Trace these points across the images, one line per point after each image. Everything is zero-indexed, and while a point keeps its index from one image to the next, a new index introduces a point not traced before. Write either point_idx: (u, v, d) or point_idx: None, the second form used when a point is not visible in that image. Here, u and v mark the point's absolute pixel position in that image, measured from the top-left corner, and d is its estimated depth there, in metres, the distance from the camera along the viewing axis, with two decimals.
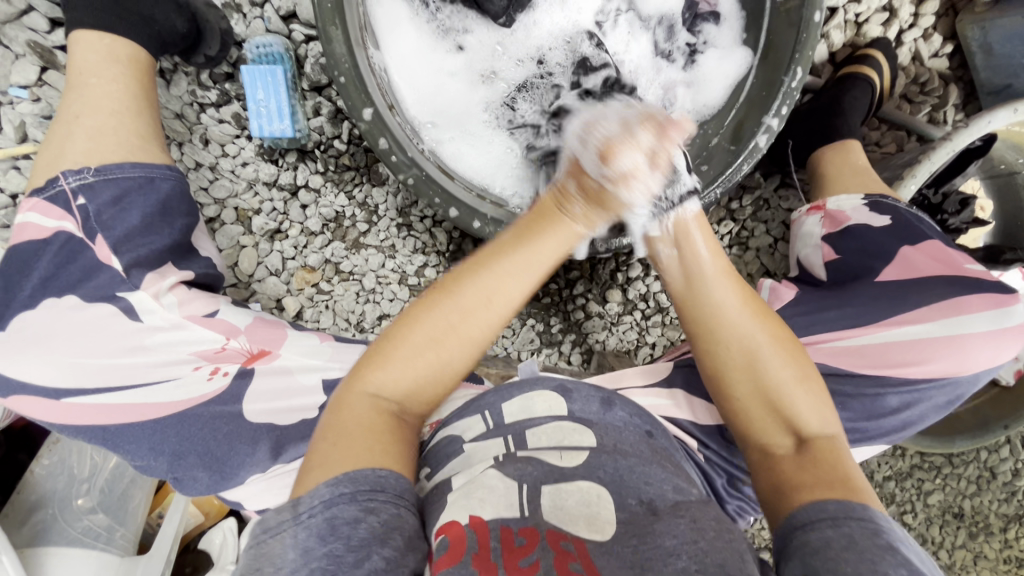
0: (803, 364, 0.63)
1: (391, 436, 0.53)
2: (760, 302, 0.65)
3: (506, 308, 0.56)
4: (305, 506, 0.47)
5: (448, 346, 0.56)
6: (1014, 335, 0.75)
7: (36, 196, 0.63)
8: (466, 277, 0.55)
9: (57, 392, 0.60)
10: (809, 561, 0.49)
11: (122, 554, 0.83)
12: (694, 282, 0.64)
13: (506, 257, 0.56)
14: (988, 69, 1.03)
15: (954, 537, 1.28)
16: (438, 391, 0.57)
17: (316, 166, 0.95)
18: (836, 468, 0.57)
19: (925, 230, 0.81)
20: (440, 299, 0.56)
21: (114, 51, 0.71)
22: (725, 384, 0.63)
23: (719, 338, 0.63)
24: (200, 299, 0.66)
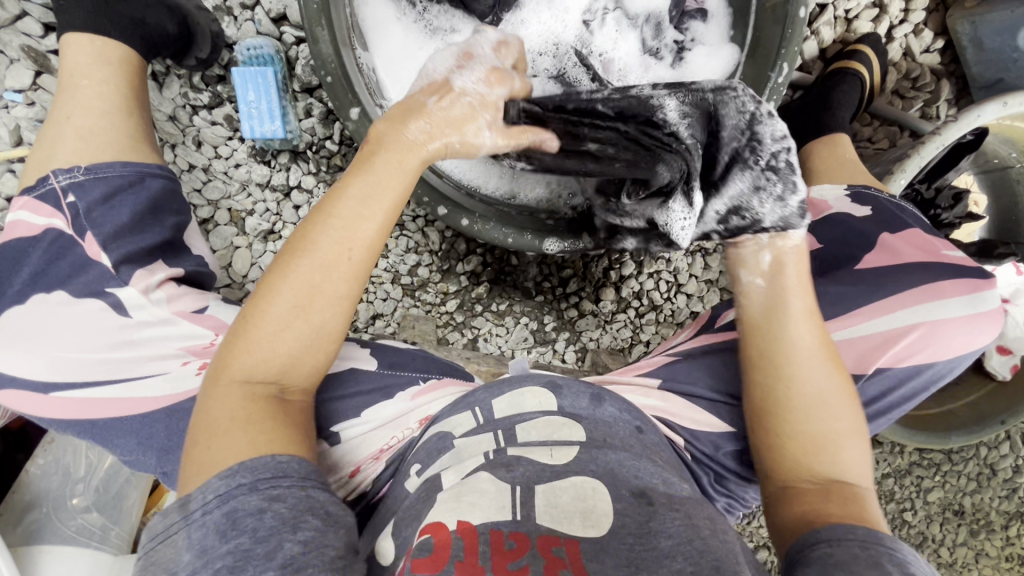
0: (860, 420, 0.61)
1: (272, 419, 0.50)
2: (836, 353, 0.62)
3: (366, 250, 0.53)
4: (195, 510, 0.45)
5: (308, 307, 0.51)
6: (988, 319, 0.75)
7: (27, 195, 0.64)
8: (316, 230, 0.52)
9: (46, 387, 0.61)
10: (830, 570, 0.49)
11: (116, 553, 0.83)
12: (776, 312, 0.62)
13: (347, 196, 0.53)
14: (979, 64, 1.03)
15: (955, 534, 1.27)
16: (313, 361, 0.53)
17: (308, 166, 0.96)
18: (863, 510, 0.56)
19: (906, 219, 0.82)
20: (296, 257, 0.51)
21: (106, 53, 0.72)
22: (784, 417, 0.60)
23: (789, 372, 0.60)
24: (189, 296, 0.66)
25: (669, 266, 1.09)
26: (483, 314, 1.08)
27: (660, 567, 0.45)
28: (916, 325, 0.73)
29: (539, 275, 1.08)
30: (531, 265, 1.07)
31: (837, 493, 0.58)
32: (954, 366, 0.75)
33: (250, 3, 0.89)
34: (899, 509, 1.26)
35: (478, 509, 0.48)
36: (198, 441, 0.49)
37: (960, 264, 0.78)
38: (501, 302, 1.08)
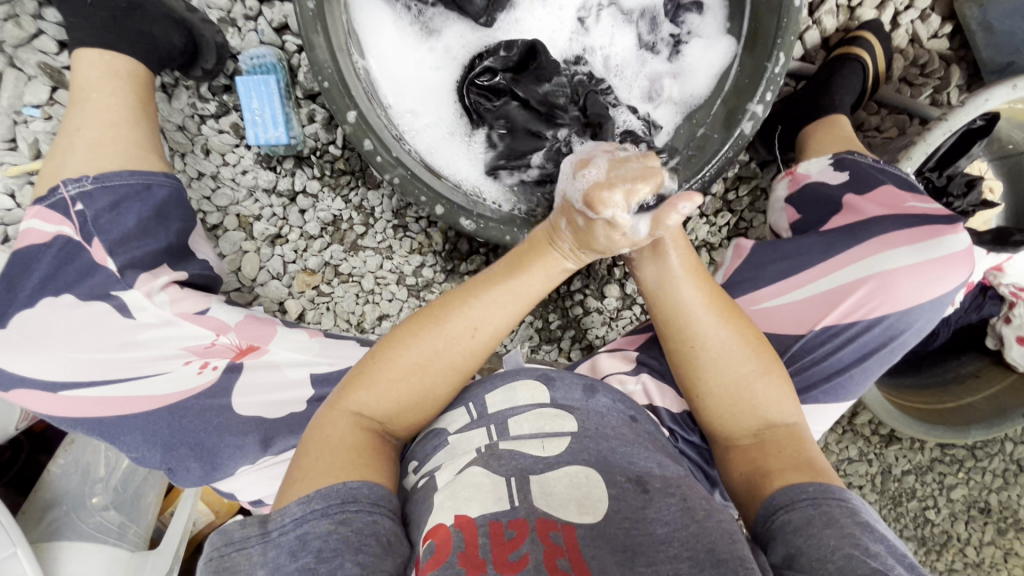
0: (769, 358, 0.63)
1: (375, 452, 0.54)
2: (726, 299, 0.64)
3: (492, 337, 0.60)
4: (275, 525, 0.48)
5: (433, 372, 0.59)
6: (951, 262, 0.75)
7: (39, 204, 0.67)
8: (454, 306, 0.60)
9: (55, 385, 0.64)
10: (794, 539, 0.49)
11: (134, 549, 0.86)
12: (667, 281, 0.63)
13: (495, 290, 0.60)
14: (989, 47, 1.00)
15: (981, 533, 1.23)
16: (422, 411, 0.59)
17: (312, 171, 0.98)
18: (798, 452, 0.58)
19: (879, 176, 0.81)
20: (431, 328, 0.59)
21: (114, 67, 0.76)
22: (699, 376, 0.62)
23: (691, 333, 0.62)
24: (192, 298, 0.69)
25: None
26: None
27: (658, 553, 0.46)
28: (868, 278, 0.75)
29: None
30: None
31: (769, 443, 0.59)
32: (920, 315, 0.76)
33: (253, 14, 0.91)
34: (921, 506, 1.23)
35: (474, 502, 0.48)
36: (306, 453, 0.53)
37: (926, 213, 0.77)
38: None
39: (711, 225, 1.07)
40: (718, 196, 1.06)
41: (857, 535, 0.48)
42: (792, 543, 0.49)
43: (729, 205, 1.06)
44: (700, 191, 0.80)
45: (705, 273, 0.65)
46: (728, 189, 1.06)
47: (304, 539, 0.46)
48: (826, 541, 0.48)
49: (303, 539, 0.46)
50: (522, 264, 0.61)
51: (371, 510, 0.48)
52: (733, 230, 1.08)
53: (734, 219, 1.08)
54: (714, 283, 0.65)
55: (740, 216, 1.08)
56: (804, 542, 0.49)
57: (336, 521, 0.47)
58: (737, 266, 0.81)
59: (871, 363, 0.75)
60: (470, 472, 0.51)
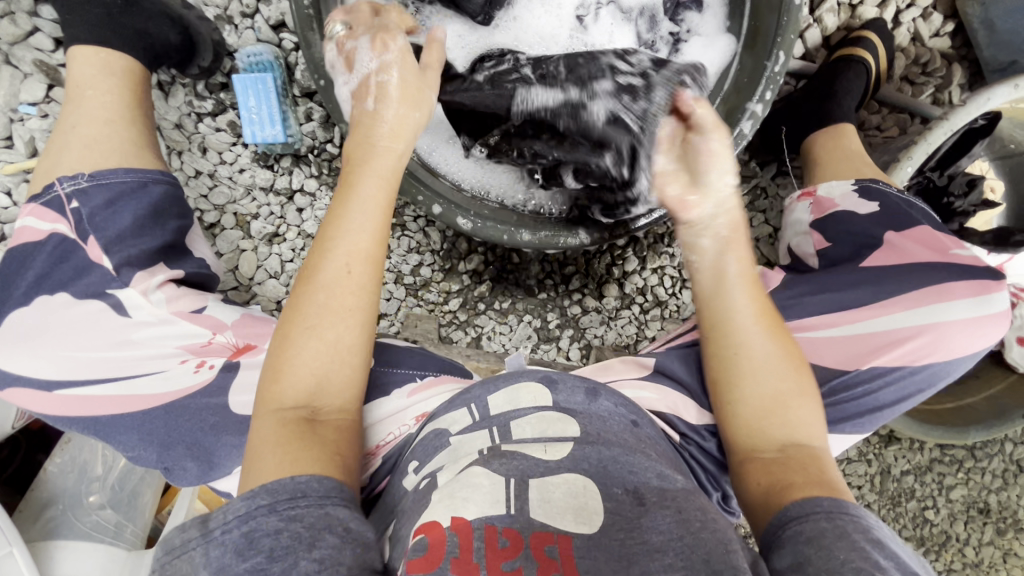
0: (807, 380, 0.63)
1: (305, 437, 0.53)
2: (776, 317, 0.65)
3: (364, 262, 0.59)
4: (217, 524, 0.47)
5: (328, 328, 0.57)
6: (995, 321, 0.76)
7: (35, 202, 0.66)
8: (318, 259, 0.59)
9: (52, 384, 0.64)
10: (803, 549, 0.50)
11: (130, 548, 0.86)
12: (722, 282, 0.64)
13: (340, 220, 0.60)
14: (992, 46, 0.99)
15: (980, 534, 1.23)
16: (342, 376, 0.58)
17: (310, 170, 0.97)
18: (818, 471, 0.58)
19: (918, 218, 0.81)
20: (305, 287, 0.59)
21: (110, 64, 0.75)
22: (737, 384, 0.63)
23: (729, 341, 0.64)
24: (188, 297, 0.69)
25: (672, 260, 1.08)
26: (486, 312, 1.08)
27: (649, 563, 0.46)
28: (919, 323, 0.74)
29: (541, 272, 1.08)
30: (533, 263, 1.07)
31: (794, 459, 0.59)
32: (955, 366, 0.76)
33: (250, 11, 0.91)
34: (920, 507, 1.22)
35: (471, 503, 0.48)
36: (247, 464, 0.53)
37: (970, 263, 0.77)
38: (504, 300, 1.08)
39: None
40: None
41: (868, 551, 0.48)
42: (801, 552, 0.49)
43: None
44: None
45: (762, 286, 0.66)
46: None
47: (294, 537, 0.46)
48: (837, 555, 0.48)
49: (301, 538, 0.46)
50: (352, 172, 0.63)
51: (322, 503, 0.48)
52: None
53: None
54: (768, 299, 0.66)
55: None
56: (813, 552, 0.49)
57: None
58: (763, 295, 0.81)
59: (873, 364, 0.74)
60: (471, 472, 0.51)
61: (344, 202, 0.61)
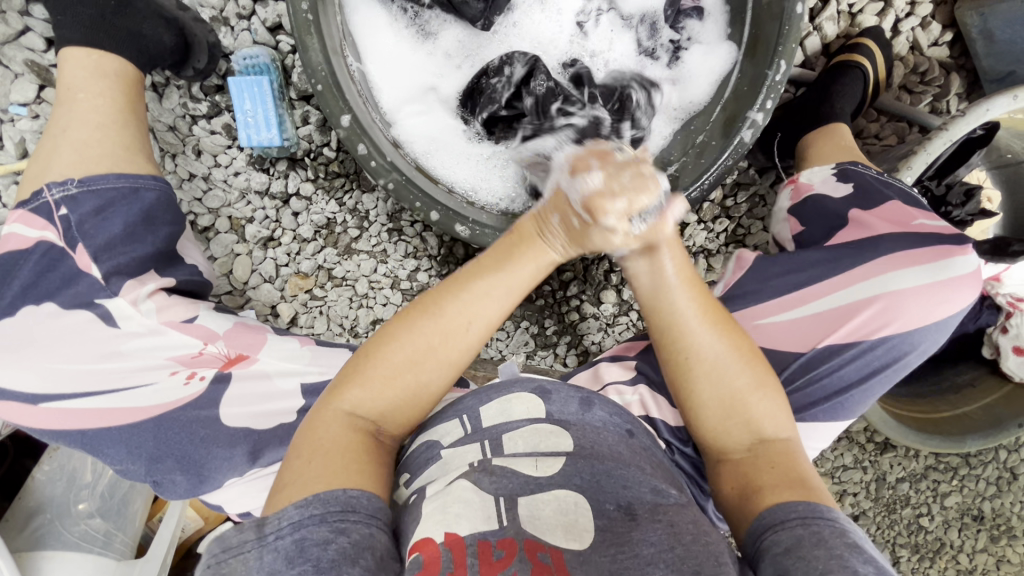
0: (763, 370, 0.61)
1: (367, 459, 0.52)
2: (721, 311, 0.61)
3: (485, 327, 0.57)
4: (272, 528, 0.46)
5: (427, 368, 0.56)
6: (959, 285, 0.74)
7: (22, 208, 0.65)
8: (445, 295, 0.56)
9: (37, 398, 0.62)
10: (780, 561, 0.49)
11: (120, 558, 0.85)
12: (659, 299, 0.59)
13: (487, 278, 0.56)
14: (990, 56, 0.99)
15: (974, 541, 1.23)
16: (415, 410, 0.57)
17: (306, 173, 0.96)
18: (789, 469, 0.57)
19: (886, 191, 0.80)
20: (422, 317, 0.56)
21: (102, 66, 0.74)
22: (691, 392, 0.60)
23: (683, 346, 0.59)
24: (179, 306, 0.68)
25: None
26: None
27: None
28: (877, 297, 0.73)
29: (539, 278, 1.07)
30: None
31: (762, 458, 0.59)
32: (924, 337, 0.74)
33: (246, 13, 0.89)
34: (914, 514, 1.23)
35: (463, 520, 0.47)
36: (299, 456, 0.52)
37: (933, 232, 0.76)
38: None
39: (709, 232, 1.06)
40: (715, 202, 1.05)
41: (845, 558, 0.47)
42: (779, 564, 0.48)
43: (727, 211, 1.06)
44: (701, 199, 0.79)
45: (703, 283, 0.61)
46: (726, 196, 1.05)
47: (301, 545, 0.45)
48: (813, 564, 0.47)
49: (300, 546, 0.45)
50: (519, 245, 0.57)
51: None
52: (731, 237, 1.08)
53: (732, 225, 1.07)
54: (711, 294, 0.61)
55: (739, 222, 1.07)
56: (792, 563, 0.48)
57: (337, 530, 0.46)
58: (738, 278, 0.81)
59: (869, 377, 0.74)
60: (461, 486, 0.50)
61: (495, 272, 0.56)
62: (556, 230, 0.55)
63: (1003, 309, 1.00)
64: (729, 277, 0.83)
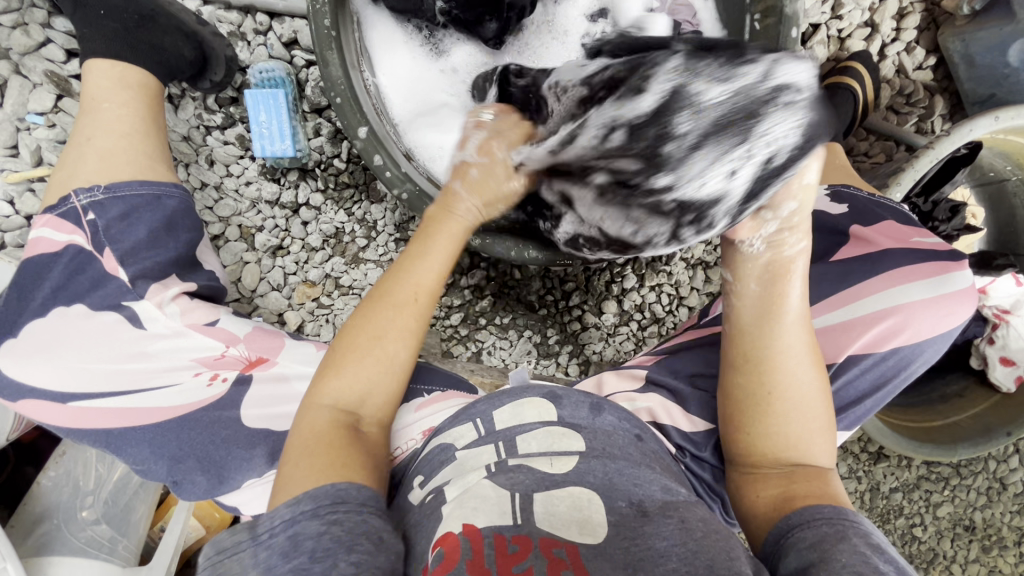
0: (830, 416, 0.64)
1: (348, 444, 0.56)
2: (816, 349, 0.64)
3: (429, 300, 0.63)
4: (264, 527, 0.50)
5: (385, 349, 0.61)
6: (960, 300, 0.77)
7: (49, 213, 0.66)
8: (388, 283, 0.62)
9: (63, 397, 0.63)
10: (806, 553, 0.51)
11: (124, 564, 0.84)
12: (772, 319, 0.61)
13: (418, 259, 0.63)
14: (971, 80, 1.05)
15: (966, 550, 1.26)
16: (389, 392, 0.62)
17: (316, 184, 0.98)
18: (825, 486, 0.60)
19: (879, 211, 0.84)
20: (374, 306, 0.62)
21: (125, 78, 0.76)
22: (763, 415, 0.62)
23: (773, 379, 0.62)
24: (201, 308, 0.69)
25: (670, 278, 1.10)
26: (485, 327, 1.09)
27: (656, 567, 0.47)
28: (889, 312, 0.76)
29: (542, 288, 1.09)
30: (534, 279, 1.08)
31: (799, 475, 0.61)
32: (928, 350, 0.77)
33: (263, 28, 0.92)
34: (909, 524, 1.25)
35: (480, 513, 0.49)
36: (289, 460, 0.55)
37: (930, 248, 0.80)
38: (504, 316, 1.09)
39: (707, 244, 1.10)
40: None
41: (868, 554, 0.50)
42: (804, 556, 0.51)
43: None
44: None
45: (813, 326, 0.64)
46: None
47: (300, 545, 0.47)
48: (838, 556, 0.49)
49: (298, 543, 0.47)
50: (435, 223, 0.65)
51: (361, 513, 0.50)
52: None
53: None
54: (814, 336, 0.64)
55: None
56: (817, 556, 0.50)
57: (327, 522, 0.48)
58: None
59: (873, 383, 0.76)
60: (478, 484, 0.53)
61: (422, 250, 0.63)
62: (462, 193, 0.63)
63: (989, 320, 1.03)
64: None
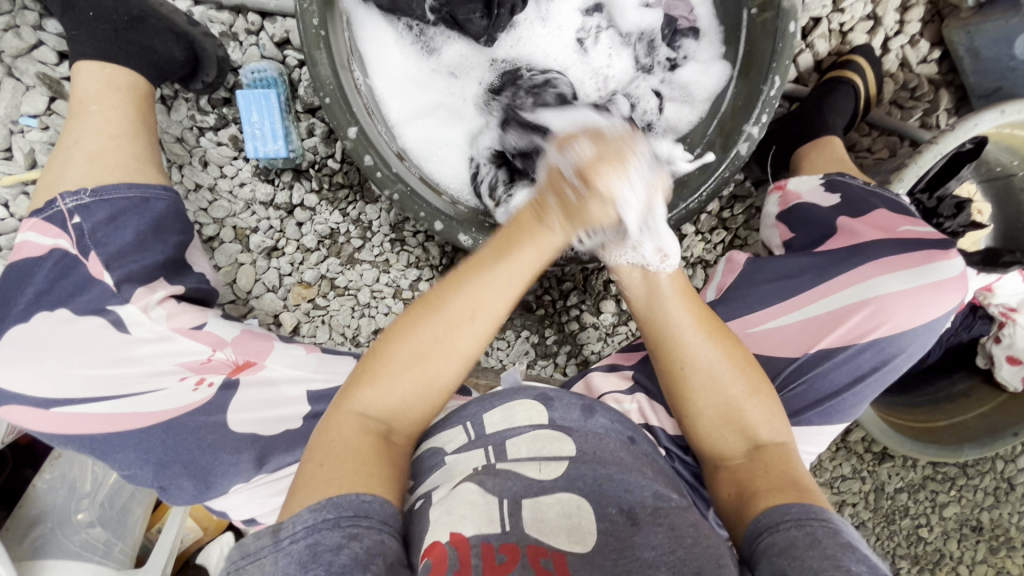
0: (756, 377, 0.64)
1: (380, 456, 0.54)
2: (714, 320, 0.64)
3: (492, 318, 0.57)
4: (286, 533, 0.47)
5: (435, 363, 0.57)
6: (947, 288, 0.76)
7: (35, 217, 0.66)
8: (449, 291, 0.56)
9: (48, 402, 0.63)
10: (775, 561, 0.49)
11: (119, 568, 0.85)
12: (654, 309, 0.64)
13: (488, 271, 0.56)
14: (977, 73, 1.02)
15: (974, 551, 1.24)
16: (426, 407, 0.58)
17: (311, 184, 0.98)
18: (785, 472, 0.59)
19: (873, 200, 0.82)
20: (428, 313, 0.56)
21: (114, 79, 0.76)
22: (689, 397, 0.63)
23: (682, 354, 0.62)
24: (189, 312, 0.69)
25: None
26: None
27: None
28: (867, 301, 0.75)
29: (539, 288, 1.08)
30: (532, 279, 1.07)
31: (758, 463, 0.60)
32: (912, 341, 0.76)
33: (255, 29, 0.92)
34: (914, 524, 1.23)
35: (468, 520, 0.48)
36: (312, 459, 0.54)
37: (920, 238, 0.78)
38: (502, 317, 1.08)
39: (707, 243, 1.08)
40: (713, 214, 1.07)
41: (838, 557, 0.48)
42: (774, 564, 0.49)
43: (724, 223, 1.08)
44: (698, 210, 0.79)
45: (696, 295, 0.65)
46: (723, 208, 1.07)
47: (313, 550, 0.45)
48: (806, 563, 0.48)
49: (314, 549, 0.46)
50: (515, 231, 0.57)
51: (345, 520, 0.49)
52: (728, 248, 1.10)
53: (729, 237, 1.09)
54: (704, 304, 0.65)
55: (735, 234, 1.09)
56: (787, 563, 0.49)
57: (348, 535, 0.46)
58: (729, 281, 0.84)
59: (854, 375, 0.75)
60: (465, 489, 0.51)
61: (500, 262, 0.56)
62: (553, 210, 0.54)
63: (996, 319, 1.01)
64: (721, 281, 0.85)
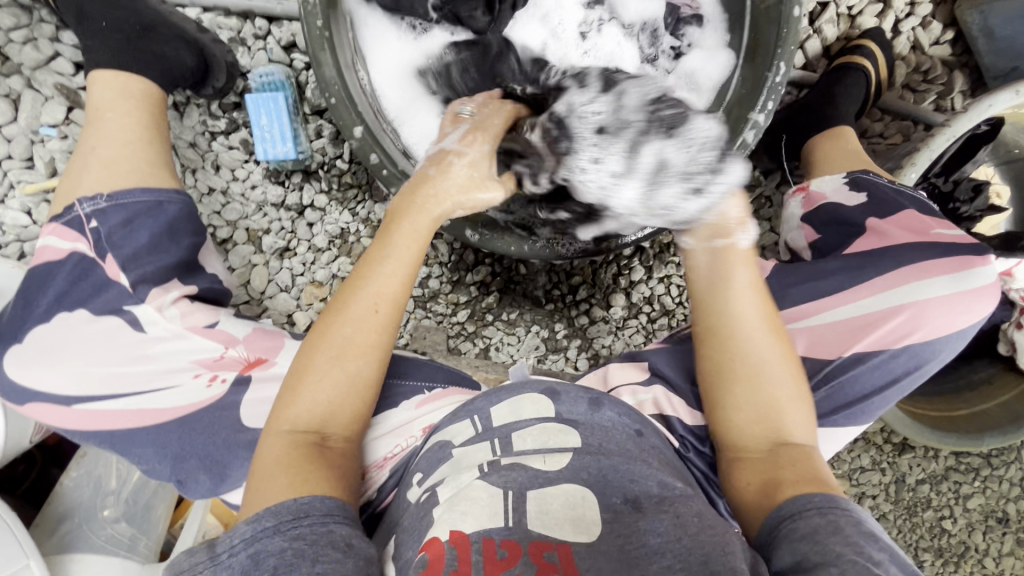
0: (803, 385, 0.64)
1: (314, 462, 0.56)
2: (780, 322, 0.65)
3: (394, 306, 0.61)
4: (224, 548, 0.50)
5: (350, 364, 0.59)
6: (980, 295, 0.75)
7: (55, 222, 0.68)
8: (347, 295, 0.61)
9: (70, 400, 0.65)
10: (798, 546, 0.50)
11: (144, 562, 0.87)
12: (720, 287, 0.64)
13: (377, 258, 0.61)
14: (991, 53, 1.00)
15: (1000, 544, 1.21)
16: (356, 405, 0.60)
17: (320, 185, 0.99)
18: (810, 467, 0.59)
19: (900, 200, 0.82)
20: (332, 318, 0.60)
21: (127, 87, 0.78)
22: (730, 386, 0.63)
23: (733, 345, 0.63)
24: (201, 311, 0.70)
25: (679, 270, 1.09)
26: (493, 323, 1.09)
27: (650, 564, 0.47)
28: (906, 305, 0.74)
29: (548, 283, 1.08)
30: (540, 274, 1.07)
31: (783, 458, 0.60)
32: (942, 347, 0.75)
33: (262, 33, 0.94)
34: (937, 516, 1.21)
35: (470, 517, 0.49)
36: (254, 482, 0.55)
37: (952, 242, 0.77)
38: (512, 311, 1.08)
39: None
40: None
41: (861, 543, 0.49)
42: (798, 550, 0.50)
43: None
44: None
45: (767, 292, 0.65)
46: None
47: (254, 559, 0.48)
48: (832, 548, 0.48)
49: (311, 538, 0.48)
50: (394, 220, 0.62)
51: (324, 521, 0.51)
52: None
53: None
54: (772, 303, 0.66)
55: None
56: (808, 548, 0.50)
57: (290, 539, 0.49)
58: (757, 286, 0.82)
59: (887, 379, 0.74)
60: (471, 485, 0.52)
61: (383, 248, 0.61)
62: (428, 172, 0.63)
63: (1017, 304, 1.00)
64: None
